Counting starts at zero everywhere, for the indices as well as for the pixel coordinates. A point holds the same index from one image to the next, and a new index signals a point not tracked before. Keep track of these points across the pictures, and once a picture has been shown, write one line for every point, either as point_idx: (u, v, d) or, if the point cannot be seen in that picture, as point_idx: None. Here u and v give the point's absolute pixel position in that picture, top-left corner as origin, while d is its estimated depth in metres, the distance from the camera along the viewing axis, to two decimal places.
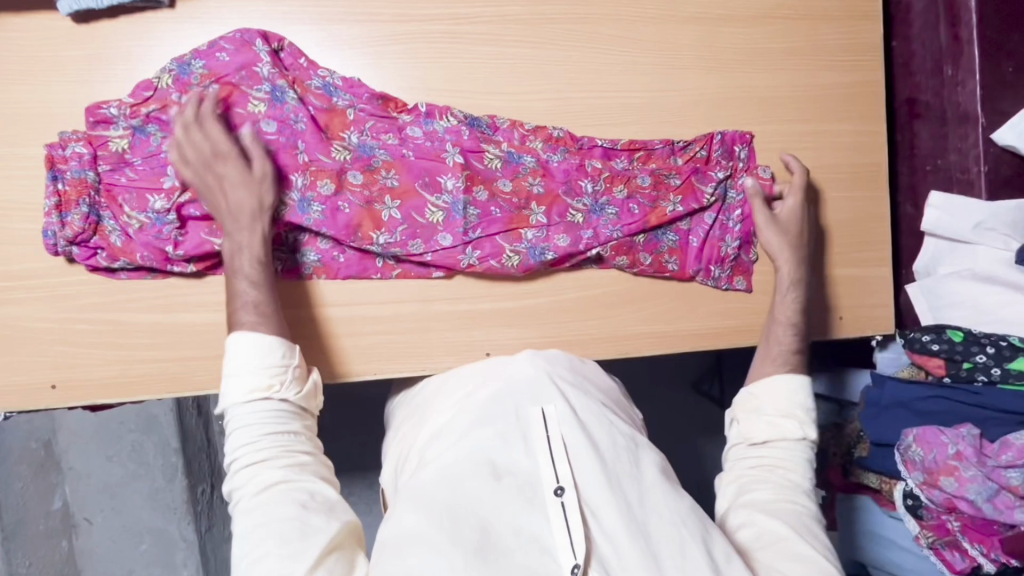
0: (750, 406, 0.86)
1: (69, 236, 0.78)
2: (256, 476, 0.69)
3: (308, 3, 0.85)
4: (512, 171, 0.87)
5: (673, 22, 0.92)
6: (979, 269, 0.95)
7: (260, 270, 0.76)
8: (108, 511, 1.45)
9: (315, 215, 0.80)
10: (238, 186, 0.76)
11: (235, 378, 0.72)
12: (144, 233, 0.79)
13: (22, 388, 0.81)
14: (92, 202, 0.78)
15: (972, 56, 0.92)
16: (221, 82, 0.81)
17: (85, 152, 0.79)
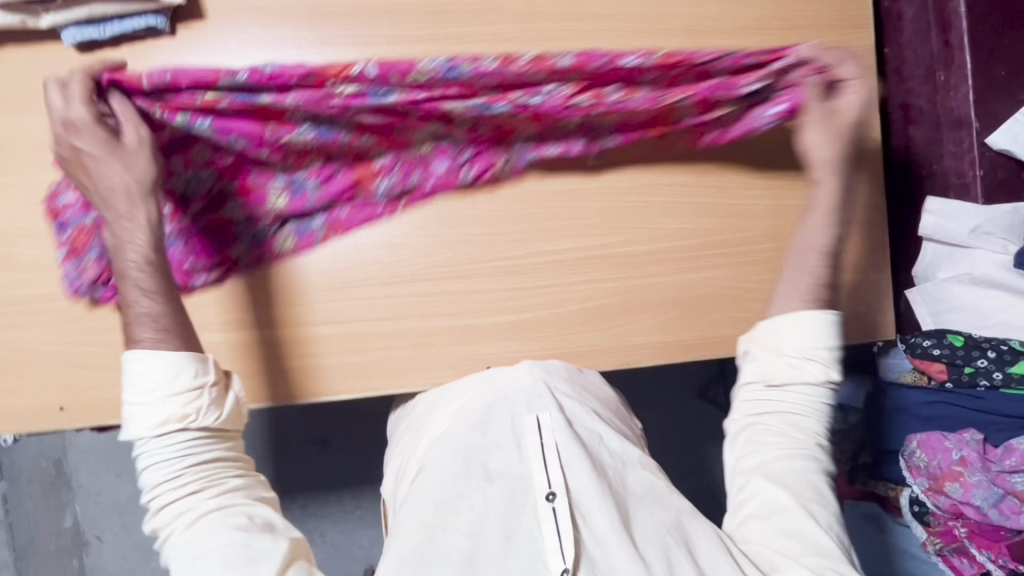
0: (772, 341, 0.81)
1: (92, 278, 0.82)
2: (183, 511, 0.68)
3: (304, 27, 0.86)
4: (442, 146, 0.85)
5: (665, 36, 0.93)
6: (979, 273, 0.94)
7: (155, 259, 0.71)
8: (118, 529, 1.46)
9: (250, 219, 0.84)
10: (99, 160, 0.70)
11: (144, 408, 0.68)
12: (158, 257, 0.82)
13: (32, 410, 0.83)
14: (101, 241, 0.81)
15: (964, 61, 0.92)
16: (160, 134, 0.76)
17: (76, 199, 0.80)
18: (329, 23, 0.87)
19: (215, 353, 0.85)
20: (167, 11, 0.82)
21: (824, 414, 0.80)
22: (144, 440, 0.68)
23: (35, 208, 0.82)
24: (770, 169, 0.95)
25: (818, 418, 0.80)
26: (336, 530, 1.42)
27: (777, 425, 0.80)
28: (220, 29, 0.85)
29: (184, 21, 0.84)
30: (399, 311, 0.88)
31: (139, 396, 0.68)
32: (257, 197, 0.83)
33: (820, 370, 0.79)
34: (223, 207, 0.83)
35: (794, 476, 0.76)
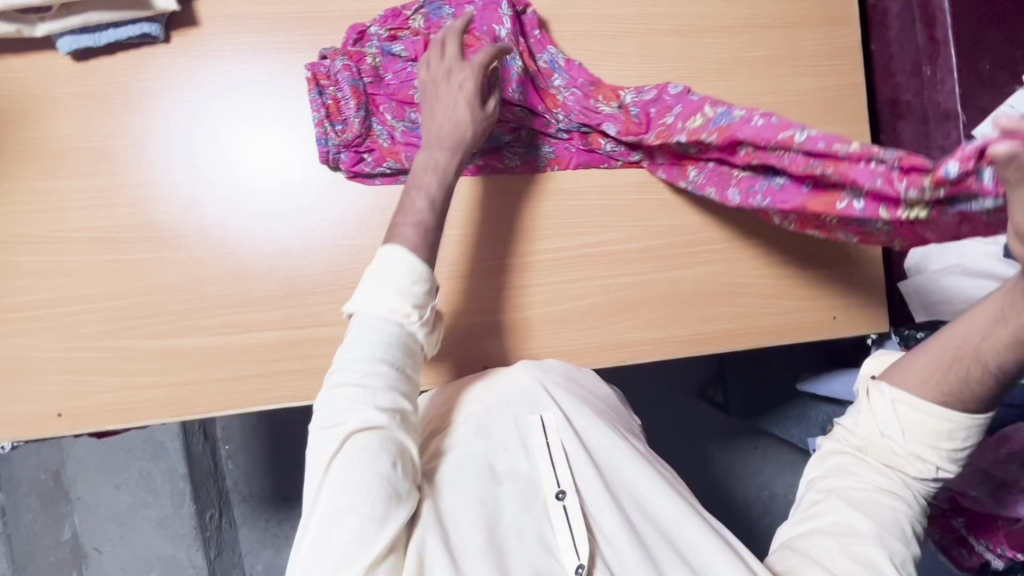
0: (886, 411, 0.68)
1: (347, 138, 0.86)
2: (358, 411, 0.68)
3: (298, 33, 0.87)
4: (533, 165, 0.92)
5: (653, 35, 0.94)
6: (969, 264, 0.94)
7: (443, 197, 0.82)
8: (117, 540, 1.45)
9: (338, 138, 0.86)
10: (451, 106, 0.82)
11: (379, 291, 0.74)
12: (407, 135, 0.88)
13: (28, 418, 0.83)
14: (364, 106, 0.87)
15: (949, 56, 0.94)
16: (320, 82, 0.86)
17: (351, 65, 0.87)
18: (323, 28, 0.88)
19: (212, 357, 0.85)
20: (161, 19, 0.83)
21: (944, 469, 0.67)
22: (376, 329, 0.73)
23: (29, 216, 0.83)
24: None
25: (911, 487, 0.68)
26: None
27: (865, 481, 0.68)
28: (216, 35, 0.86)
29: (178, 28, 0.85)
30: None
31: (380, 284, 0.75)
32: (359, 117, 0.86)
33: (928, 468, 0.66)
34: (372, 122, 0.88)
35: (877, 508, 0.66)
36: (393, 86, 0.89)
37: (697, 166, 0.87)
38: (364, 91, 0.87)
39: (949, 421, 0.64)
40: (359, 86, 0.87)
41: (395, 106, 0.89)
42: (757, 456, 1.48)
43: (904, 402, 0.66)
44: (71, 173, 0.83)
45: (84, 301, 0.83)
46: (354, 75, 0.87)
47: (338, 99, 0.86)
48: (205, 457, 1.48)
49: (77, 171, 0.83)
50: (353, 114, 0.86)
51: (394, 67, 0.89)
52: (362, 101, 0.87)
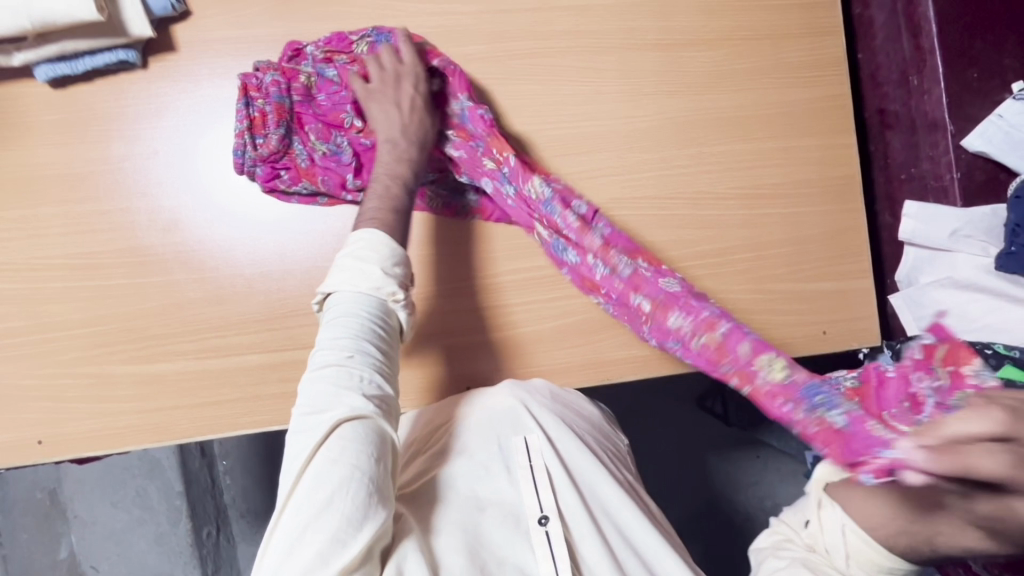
0: (834, 529, 0.64)
1: (262, 155, 0.84)
2: (335, 399, 0.65)
3: (274, 56, 0.87)
4: (451, 212, 0.90)
5: (634, 50, 0.94)
6: (960, 277, 0.93)
7: (401, 190, 0.80)
8: (113, 558, 1.45)
9: (255, 152, 0.84)
10: (388, 111, 0.83)
11: (353, 275, 0.73)
12: (326, 160, 0.86)
13: (10, 445, 0.83)
14: (287, 125, 0.85)
15: (936, 64, 0.92)
16: (249, 96, 0.84)
17: (280, 80, 0.84)
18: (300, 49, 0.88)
19: (192, 381, 0.85)
20: (137, 45, 0.83)
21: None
22: (350, 313, 0.71)
23: (10, 243, 0.83)
24: (743, 178, 0.95)
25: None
26: None
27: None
28: (193, 59, 0.86)
29: (155, 53, 0.85)
30: None
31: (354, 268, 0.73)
32: (278, 135, 0.84)
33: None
34: (292, 140, 0.86)
35: None
36: (322, 112, 0.87)
37: (641, 293, 0.83)
38: (290, 108, 0.85)
39: (888, 558, 0.59)
40: (285, 103, 0.85)
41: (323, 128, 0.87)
42: (758, 464, 1.46)
43: (853, 531, 0.61)
44: (52, 200, 0.84)
45: (64, 327, 0.83)
46: (282, 91, 0.84)
47: (265, 114, 0.84)
48: (202, 474, 1.46)
49: (56, 198, 0.84)
50: (275, 128, 0.84)
51: (326, 89, 0.87)
52: (285, 119, 0.85)
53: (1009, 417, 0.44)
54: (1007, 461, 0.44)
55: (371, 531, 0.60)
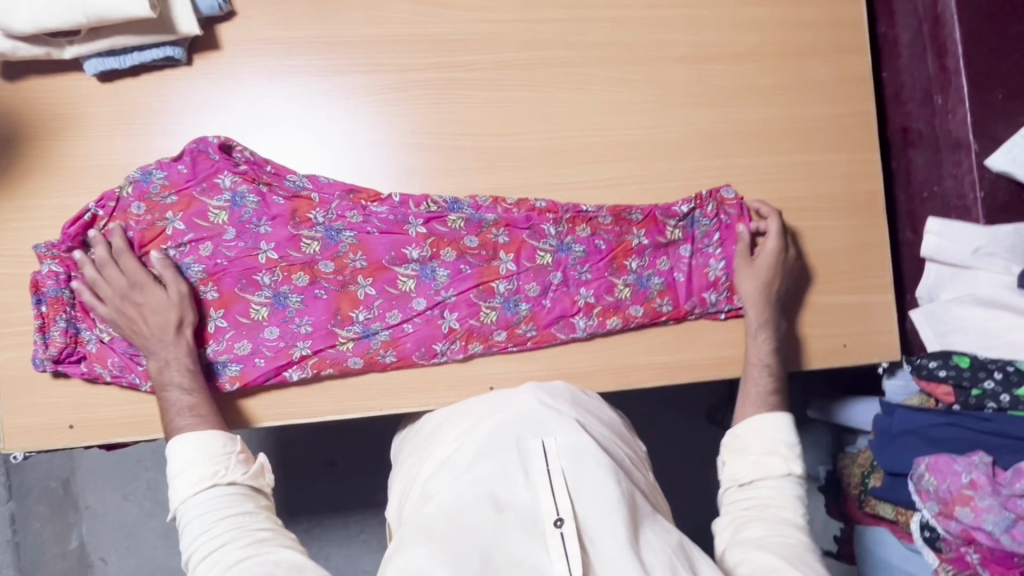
0: (746, 460, 0.84)
1: (53, 355, 0.83)
2: (215, 560, 0.69)
3: (315, 57, 0.90)
4: (331, 252, 0.88)
5: (664, 62, 0.96)
6: (981, 294, 0.94)
7: (193, 379, 0.81)
8: (122, 550, 1.46)
9: (46, 350, 0.83)
10: (158, 309, 0.81)
11: (182, 473, 0.74)
12: (117, 342, 0.84)
13: (41, 428, 0.84)
14: (69, 317, 0.84)
15: (961, 85, 0.93)
16: (62, 261, 0.83)
17: (60, 271, 0.83)
18: (338, 52, 0.90)
19: None
20: (184, 43, 0.86)
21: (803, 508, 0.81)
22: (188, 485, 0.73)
23: (52, 230, 0.85)
24: (766, 190, 0.96)
25: (796, 515, 0.79)
26: (339, 555, 1.41)
27: (760, 515, 0.79)
28: (237, 60, 0.89)
29: (200, 51, 0.88)
30: None
31: (178, 466, 0.75)
32: (62, 330, 0.83)
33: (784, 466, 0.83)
34: (82, 329, 0.85)
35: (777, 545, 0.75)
36: (114, 360, 0.84)
37: (503, 278, 0.90)
38: (71, 300, 0.84)
39: (784, 433, 0.85)
40: (64, 296, 0.84)
41: (270, 373, 0.86)
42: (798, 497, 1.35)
43: (753, 451, 0.84)
44: (93, 189, 0.86)
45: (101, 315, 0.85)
46: (59, 283, 0.83)
47: (45, 309, 0.84)
48: None
49: (97, 189, 0.86)
50: (53, 329, 0.83)
51: (123, 350, 0.84)
52: (65, 311, 0.84)
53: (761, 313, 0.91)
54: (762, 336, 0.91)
55: None
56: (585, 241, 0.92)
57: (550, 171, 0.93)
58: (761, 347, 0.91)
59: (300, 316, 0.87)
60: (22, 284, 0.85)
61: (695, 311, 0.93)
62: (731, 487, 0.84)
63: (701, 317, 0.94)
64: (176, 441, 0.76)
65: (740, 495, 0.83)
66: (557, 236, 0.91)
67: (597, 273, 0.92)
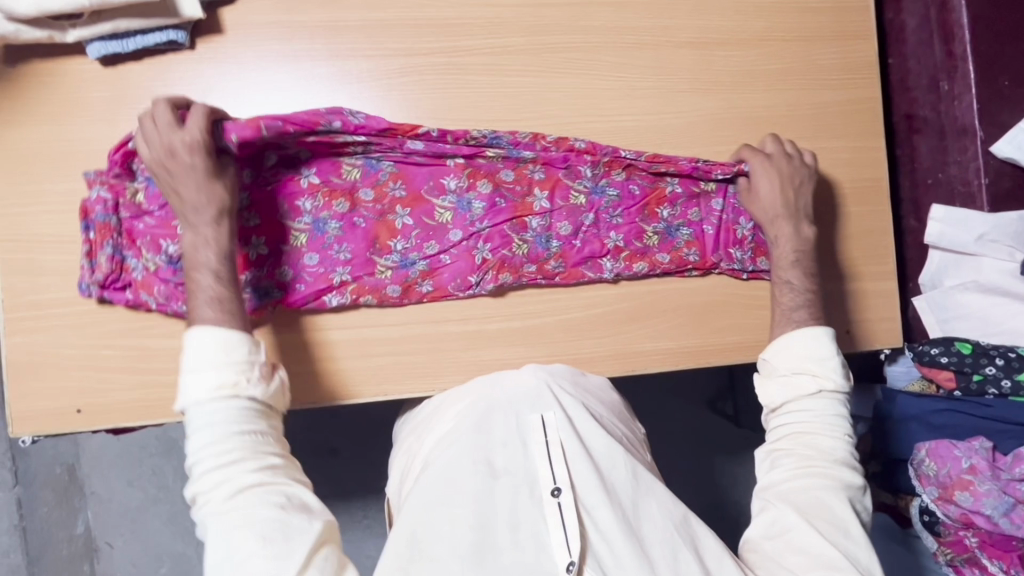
0: (777, 387, 0.85)
1: (100, 279, 0.84)
2: (223, 483, 0.70)
3: (318, 41, 0.89)
4: (371, 180, 0.88)
5: (669, 47, 0.95)
6: (984, 281, 0.95)
7: (230, 279, 0.78)
8: (128, 535, 1.48)
9: (92, 275, 0.84)
10: (189, 184, 0.77)
11: (196, 374, 0.73)
12: (159, 273, 0.84)
13: (48, 413, 0.85)
14: (115, 244, 0.84)
15: (967, 71, 0.93)
16: (113, 188, 0.84)
17: (107, 198, 0.83)
18: (342, 36, 0.90)
19: None
20: (186, 26, 0.85)
21: (838, 426, 0.82)
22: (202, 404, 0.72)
23: (56, 217, 0.85)
24: None
25: (829, 449, 0.80)
26: (343, 541, 1.42)
27: (792, 447, 0.81)
28: (241, 43, 0.88)
29: (203, 35, 0.87)
30: (412, 317, 0.89)
31: (194, 366, 0.73)
32: (108, 256, 0.83)
33: (814, 390, 0.83)
34: (128, 257, 0.85)
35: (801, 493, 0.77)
36: (159, 290, 0.84)
37: (535, 215, 0.90)
38: (117, 227, 0.84)
39: (813, 358, 0.84)
40: (111, 222, 0.84)
41: (311, 297, 0.86)
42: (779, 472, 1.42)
43: (779, 376, 0.85)
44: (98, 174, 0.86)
45: (106, 302, 0.85)
46: (107, 210, 0.84)
47: (94, 235, 0.84)
48: None
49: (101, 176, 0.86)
50: (101, 255, 0.83)
51: (167, 280, 0.84)
52: (111, 239, 0.84)
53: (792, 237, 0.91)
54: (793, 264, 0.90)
55: (303, 561, 0.66)
56: (619, 184, 0.92)
57: None
58: (790, 278, 0.90)
59: (339, 243, 0.87)
60: (27, 271, 0.85)
61: (720, 265, 0.94)
62: (767, 410, 0.87)
63: (725, 272, 0.94)
64: (192, 340, 0.73)
65: (777, 421, 0.84)
66: (592, 177, 0.92)
67: (625, 223, 0.92)
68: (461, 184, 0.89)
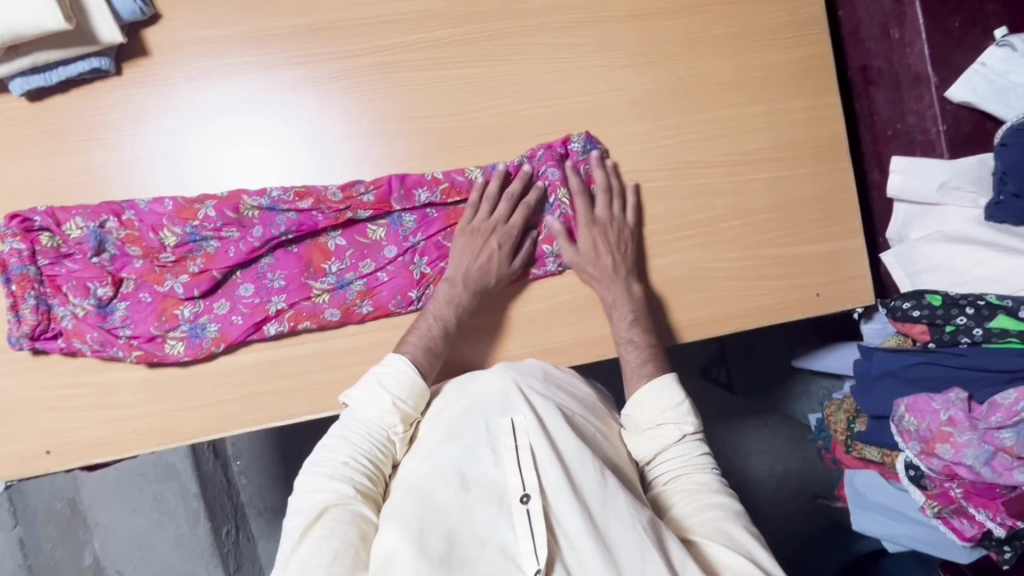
0: (645, 443, 0.82)
1: (27, 332, 0.81)
2: (320, 490, 0.72)
3: (248, 54, 0.87)
4: (268, 220, 0.85)
5: (610, 22, 0.93)
6: (949, 230, 0.93)
7: (452, 332, 0.85)
8: (137, 562, 1.48)
9: (19, 329, 0.81)
10: (491, 259, 0.86)
11: (367, 400, 0.78)
12: (89, 317, 0.82)
13: (21, 456, 0.85)
14: (39, 294, 0.82)
15: (916, 16, 0.90)
16: (26, 238, 0.82)
17: (23, 248, 0.82)
18: (274, 45, 0.87)
19: (195, 384, 0.86)
20: (110, 52, 0.83)
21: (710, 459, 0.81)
22: (338, 432, 0.77)
23: None
24: (727, 146, 0.94)
25: (711, 479, 0.79)
26: None
27: (681, 487, 0.79)
28: (169, 63, 0.86)
29: (130, 59, 0.85)
30: (375, 325, 0.88)
31: (372, 392, 0.78)
32: (32, 307, 0.81)
33: (675, 430, 0.81)
34: (54, 306, 0.83)
35: (700, 521, 0.74)
36: (93, 336, 0.82)
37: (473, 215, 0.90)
38: (37, 276, 0.82)
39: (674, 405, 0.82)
40: (29, 273, 0.82)
41: (250, 329, 0.85)
42: (763, 432, 1.42)
43: (647, 432, 0.82)
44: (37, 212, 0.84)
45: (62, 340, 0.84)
46: (23, 261, 0.82)
47: (14, 287, 0.82)
48: (216, 474, 1.50)
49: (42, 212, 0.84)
50: (25, 307, 0.81)
51: (100, 324, 0.82)
52: (33, 289, 0.82)
53: (606, 292, 0.89)
54: (621, 317, 0.88)
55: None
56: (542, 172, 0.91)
57: (505, 148, 0.91)
58: (625, 326, 0.88)
59: (272, 271, 0.86)
60: None
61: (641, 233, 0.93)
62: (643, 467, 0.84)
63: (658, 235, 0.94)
64: (387, 360, 0.80)
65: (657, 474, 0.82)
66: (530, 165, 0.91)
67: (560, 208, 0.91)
68: (372, 214, 0.87)
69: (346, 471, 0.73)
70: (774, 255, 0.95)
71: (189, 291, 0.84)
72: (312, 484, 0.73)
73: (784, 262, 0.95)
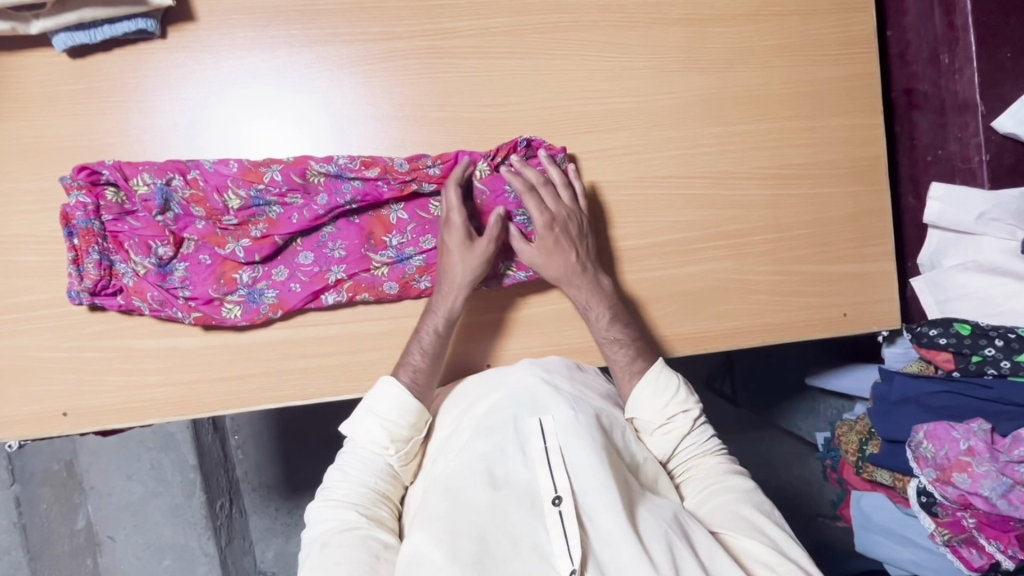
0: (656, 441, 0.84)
1: (89, 287, 0.80)
2: (332, 517, 0.74)
3: (294, 26, 0.86)
4: (332, 188, 0.84)
5: (661, 25, 0.92)
6: (984, 260, 0.93)
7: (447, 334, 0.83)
8: (130, 528, 1.47)
9: (79, 284, 0.81)
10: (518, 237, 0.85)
11: (363, 422, 0.79)
12: (151, 276, 0.81)
13: (35, 416, 0.84)
14: (102, 249, 0.81)
15: (969, 43, 0.89)
16: (91, 192, 0.81)
17: (87, 202, 0.80)
18: (320, 20, 0.86)
19: (216, 356, 0.86)
20: (156, 14, 0.81)
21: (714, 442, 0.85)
22: (342, 462, 0.79)
23: (31, 216, 0.83)
24: (767, 159, 0.94)
25: (720, 462, 0.83)
26: None
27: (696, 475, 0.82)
28: (213, 30, 0.84)
29: (175, 23, 0.84)
30: (401, 311, 0.88)
31: (370, 414, 0.80)
32: (95, 262, 0.80)
33: (682, 422, 0.84)
34: (116, 262, 0.82)
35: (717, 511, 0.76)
36: (153, 295, 0.81)
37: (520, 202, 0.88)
38: (101, 231, 0.81)
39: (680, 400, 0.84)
40: (94, 227, 0.81)
41: (308, 297, 0.84)
42: (762, 446, 1.44)
43: (657, 430, 0.83)
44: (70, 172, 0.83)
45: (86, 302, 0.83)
46: (88, 214, 0.80)
47: (77, 242, 0.81)
48: (215, 447, 1.48)
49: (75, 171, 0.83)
50: (87, 262, 0.80)
51: (160, 284, 0.82)
52: (97, 244, 0.81)
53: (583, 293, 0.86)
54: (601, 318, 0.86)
55: None
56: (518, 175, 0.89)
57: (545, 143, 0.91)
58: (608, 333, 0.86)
59: (334, 240, 0.85)
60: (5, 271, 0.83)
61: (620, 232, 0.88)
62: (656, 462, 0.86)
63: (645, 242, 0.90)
64: (378, 384, 0.81)
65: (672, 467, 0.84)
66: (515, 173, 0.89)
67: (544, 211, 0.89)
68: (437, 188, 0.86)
69: (354, 499, 0.76)
70: (804, 272, 0.95)
71: (253, 253, 0.83)
72: (322, 514, 0.75)
73: (815, 279, 0.95)
